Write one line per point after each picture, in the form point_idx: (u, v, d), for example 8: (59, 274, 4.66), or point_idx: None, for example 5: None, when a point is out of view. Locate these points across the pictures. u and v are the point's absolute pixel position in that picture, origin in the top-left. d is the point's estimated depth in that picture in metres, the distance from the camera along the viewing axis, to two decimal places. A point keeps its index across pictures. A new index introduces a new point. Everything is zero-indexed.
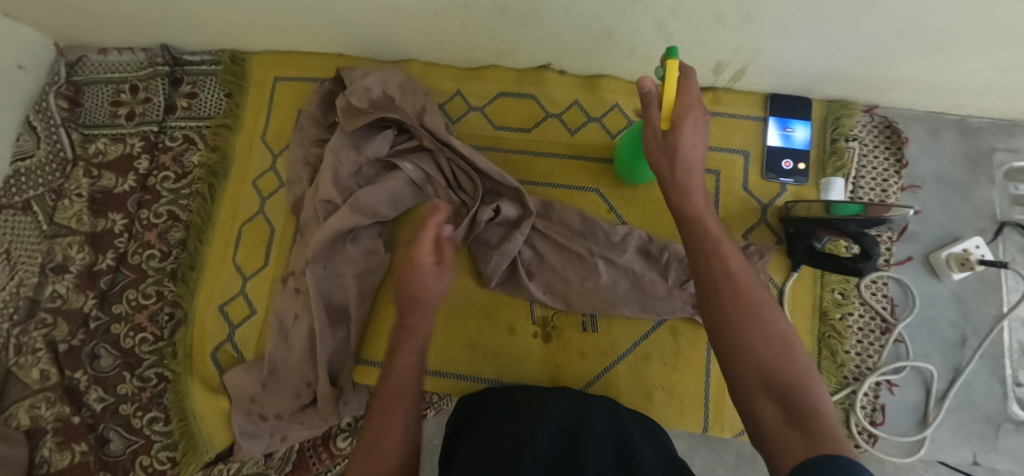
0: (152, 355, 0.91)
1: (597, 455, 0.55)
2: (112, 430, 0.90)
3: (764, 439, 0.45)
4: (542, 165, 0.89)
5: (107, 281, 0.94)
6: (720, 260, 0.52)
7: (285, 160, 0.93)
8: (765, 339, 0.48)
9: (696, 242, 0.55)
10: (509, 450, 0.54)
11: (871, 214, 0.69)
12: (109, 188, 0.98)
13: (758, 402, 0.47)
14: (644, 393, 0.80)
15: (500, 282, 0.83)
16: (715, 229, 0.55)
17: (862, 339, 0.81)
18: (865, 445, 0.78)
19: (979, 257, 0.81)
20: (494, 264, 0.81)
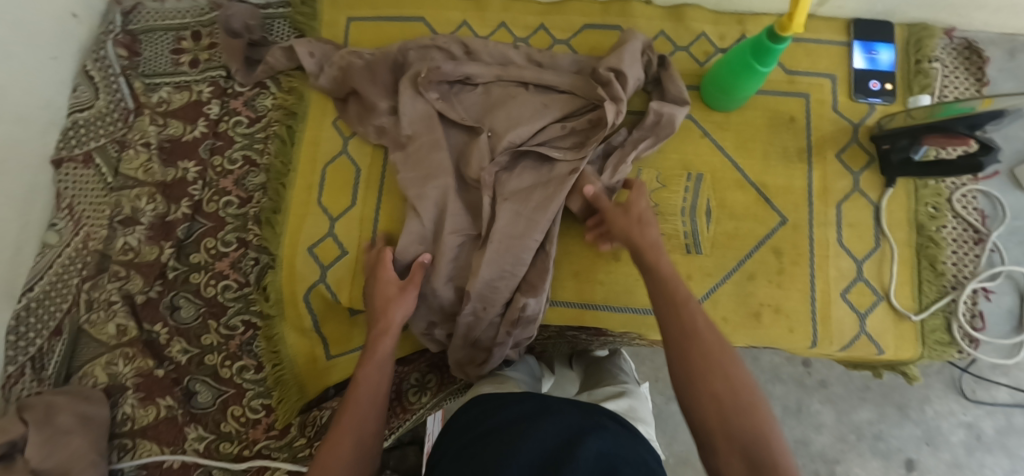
0: (237, 303, 0.88)
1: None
2: (199, 382, 0.86)
3: None
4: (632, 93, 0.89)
5: (184, 230, 0.91)
6: (690, 320, 0.58)
7: None
8: (729, 392, 0.53)
9: (659, 283, 0.64)
10: (499, 452, 0.58)
11: (977, 114, 0.70)
12: (176, 136, 0.95)
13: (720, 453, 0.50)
14: (752, 312, 0.82)
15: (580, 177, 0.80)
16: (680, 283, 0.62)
17: (957, 249, 0.83)
18: (968, 349, 0.81)
19: None
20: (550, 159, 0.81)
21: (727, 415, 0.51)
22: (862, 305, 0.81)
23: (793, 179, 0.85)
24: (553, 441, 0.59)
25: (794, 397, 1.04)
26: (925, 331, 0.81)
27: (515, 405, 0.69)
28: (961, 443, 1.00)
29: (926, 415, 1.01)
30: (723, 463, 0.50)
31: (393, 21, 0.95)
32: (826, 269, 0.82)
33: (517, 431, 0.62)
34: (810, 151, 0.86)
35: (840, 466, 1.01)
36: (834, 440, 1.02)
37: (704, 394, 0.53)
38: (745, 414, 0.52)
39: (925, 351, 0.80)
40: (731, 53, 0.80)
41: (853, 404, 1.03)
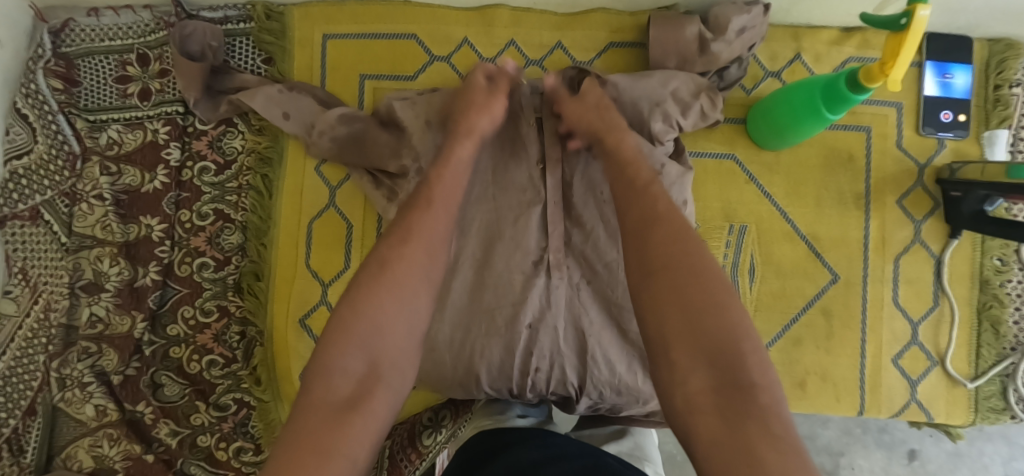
0: (226, 380, 0.79)
1: None
2: (193, 466, 0.78)
3: (684, 412, 0.42)
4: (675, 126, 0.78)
5: (156, 298, 0.80)
6: (651, 203, 0.52)
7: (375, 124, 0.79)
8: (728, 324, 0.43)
9: (637, 215, 0.52)
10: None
11: None
12: (135, 187, 0.82)
13: (685, 372, 0.43)
14: (797, 380, 0.75)
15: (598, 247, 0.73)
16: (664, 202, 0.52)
17: (1021, 305, 0.74)
18: (1022, 415, 0.74)
19: None
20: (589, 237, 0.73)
21: (694, 310, 0.44)
22: (915, 372, 0.74)
23: (846, 230, 0.76)
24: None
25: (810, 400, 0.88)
26: (978, 398, 0.74)
27: (526, 443, 0.58)
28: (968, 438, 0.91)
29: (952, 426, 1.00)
30: (687, 381, 0.42)
31: (379, 39, 0.79)
32: (879, 331, 0.75)
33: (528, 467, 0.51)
34: (868, 198, 0.76)
35: (845, 459, 0.93)
36: (840, 434, 0.91)
37: (668, 305, 0.45)
38: (706, 293, 0.45)
39: (977, 417, 0.74)
40: (794, 89, 0.67)
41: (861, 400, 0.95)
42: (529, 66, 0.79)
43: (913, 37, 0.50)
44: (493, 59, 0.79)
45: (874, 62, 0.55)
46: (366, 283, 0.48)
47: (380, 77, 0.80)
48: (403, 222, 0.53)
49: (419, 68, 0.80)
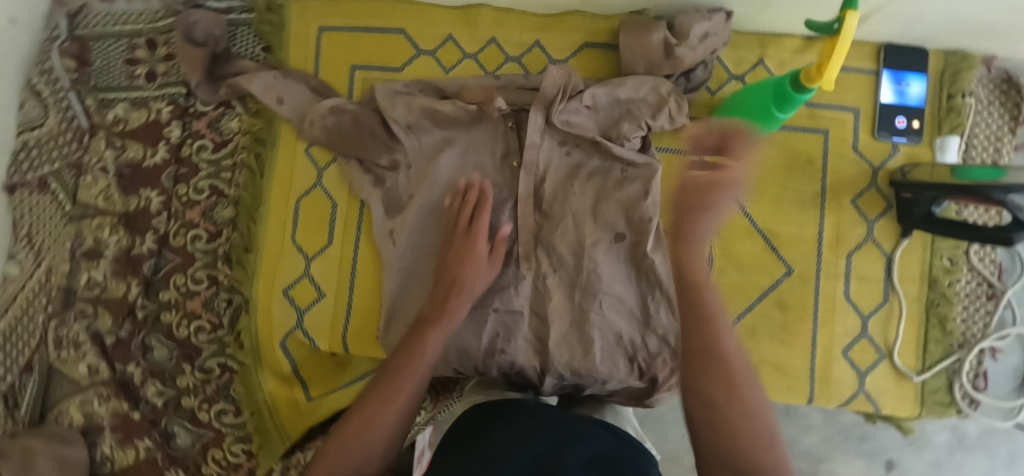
0: (212, 345, 0.84)
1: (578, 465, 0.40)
2: (177, 424, 0.84)
3: None
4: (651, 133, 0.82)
5: (150, 266, 0.85)
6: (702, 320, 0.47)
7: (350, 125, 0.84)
8: (737, 406, 0.44)
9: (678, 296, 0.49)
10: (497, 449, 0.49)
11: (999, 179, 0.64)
12: (137, 161, 0.87)
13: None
14: (751, 368, 0.78)
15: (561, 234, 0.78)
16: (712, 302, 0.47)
17: (969, 305, 0.78)
18: (968, 410, 0.77)
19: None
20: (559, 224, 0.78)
21: (721, 426, 0.44)
22: (863, 364, 0.78)
23: (804, 228, 0.79)
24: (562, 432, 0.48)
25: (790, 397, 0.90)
26: (926, 391, 0.77)
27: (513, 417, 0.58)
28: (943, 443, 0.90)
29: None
30: None
31: (370, 33, 0.85)
32: (831, 326, 0.78)
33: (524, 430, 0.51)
34: (824, 197, 0.79)
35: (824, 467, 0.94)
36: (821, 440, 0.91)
37: (699, 409, 0.45)
38: (738, 408, 0.44)
39: (923, 411, 0.77)
40: (749, 92, 0.72)
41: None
42: (508, 63, 0.84)
43: (844, 42, 0.55)
44: (475, 55, 0.84)
45: (813, 65, 0.60)
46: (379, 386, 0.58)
47: (368, 68, 0.85)
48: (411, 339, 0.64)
49: (406, 61, 0.85)
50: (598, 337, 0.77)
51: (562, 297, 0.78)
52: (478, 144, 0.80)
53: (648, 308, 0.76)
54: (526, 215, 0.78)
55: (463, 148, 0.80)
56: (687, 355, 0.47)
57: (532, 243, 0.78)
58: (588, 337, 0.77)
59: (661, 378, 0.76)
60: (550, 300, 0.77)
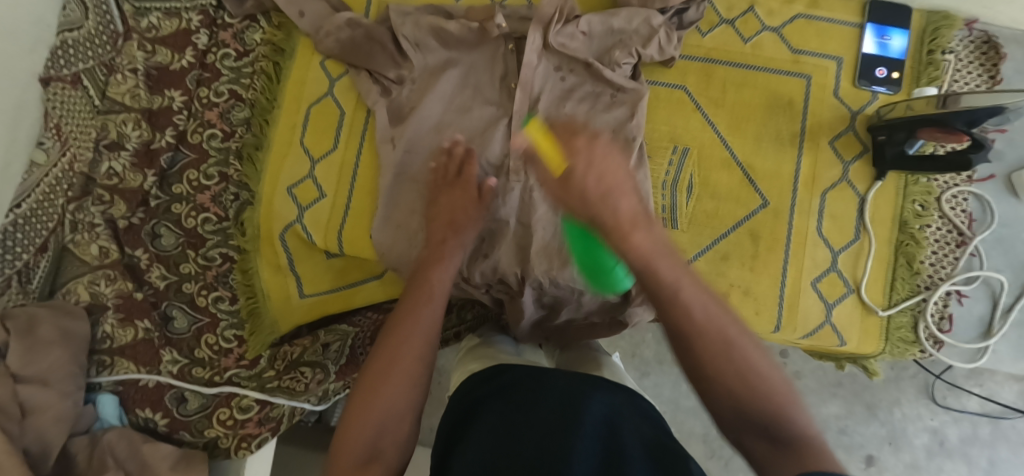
0: (216, 236, 0.89)
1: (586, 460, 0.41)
2: (176, 308, 0.89)
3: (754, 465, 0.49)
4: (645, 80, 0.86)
5: (167, 160, 0.91)
6: (685, 314, 0.55)
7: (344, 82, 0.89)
8: (739, 378, 0.52)
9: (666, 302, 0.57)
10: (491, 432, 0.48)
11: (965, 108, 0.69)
12: (164, 65, 0.94)
13: (745, 438, 0.51)
14: (721, 292, 0.81)
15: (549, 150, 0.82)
16: (702, 314, 0.56)
17: (938, 250, 0.81)
18: (932, 350, 0.80)
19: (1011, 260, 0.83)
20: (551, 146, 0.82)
21: (745, 395, 0.51)
22: (831, 297, 0.81)
23: (781, 165, 0.83)
24: (557, 407, 0.48)
25: None
26: (890, 328, 0.80)
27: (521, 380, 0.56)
28: (911, 433, 1.07)
29: (894, 416, 1.11)
30: (746, 444, 0.50)
31: None
32: (801, 258, 0.81)
33: (516, 397, 0.52)
34: (803, 136, 0.83)
35: None
36: None
37: (720, 389, 0.53)
38: (733, 362, 0.53)
39: (887, 348, 0.80)
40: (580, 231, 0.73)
41: (823, 398, 1.12)
42: None
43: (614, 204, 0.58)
44: None
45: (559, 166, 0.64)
46: (375, 368, 0.59)
47: None
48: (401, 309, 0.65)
49: None
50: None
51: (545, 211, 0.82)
52: (478, 65, 0.86)
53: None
54: (518, 133, 0.82)
55: (465, 68, 0.86)
56: (738, 399, 0.52)
57: (522, 158, 0.82)
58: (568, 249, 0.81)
59: (634, 291, 0.79)
60: (535, 210, 0.81)
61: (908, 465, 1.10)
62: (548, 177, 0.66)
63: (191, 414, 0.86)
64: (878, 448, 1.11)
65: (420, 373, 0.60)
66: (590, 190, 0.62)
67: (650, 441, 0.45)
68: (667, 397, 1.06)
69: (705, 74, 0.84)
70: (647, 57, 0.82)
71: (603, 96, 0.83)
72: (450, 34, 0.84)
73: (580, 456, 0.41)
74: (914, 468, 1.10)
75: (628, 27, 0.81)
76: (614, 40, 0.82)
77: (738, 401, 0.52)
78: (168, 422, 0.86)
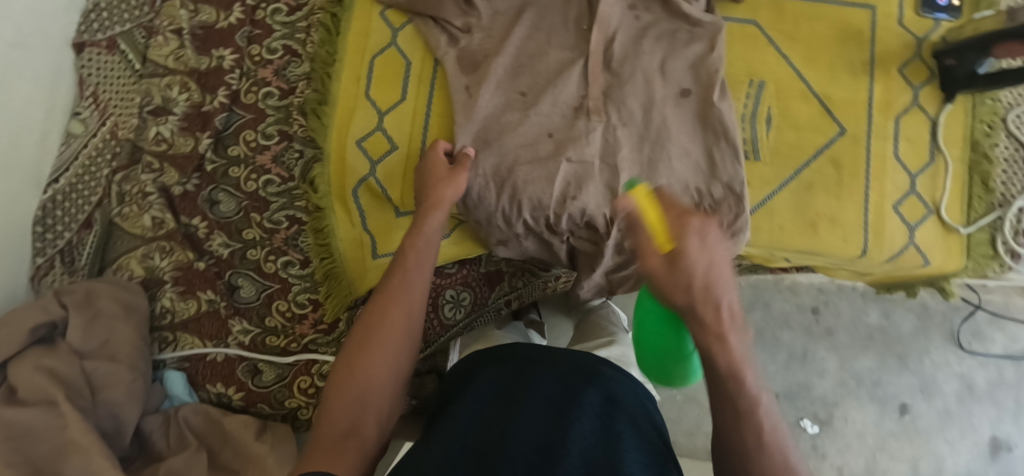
0: (280, 198, 0.85)
1: (579, 439, 0.53)
2: (241, 277, 0.84)
3: None
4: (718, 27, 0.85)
5: (222, 120, 0.86)
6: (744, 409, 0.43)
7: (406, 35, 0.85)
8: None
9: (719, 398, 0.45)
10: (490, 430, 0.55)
11: None
12: (210, 24, 0.89)
13: None
14: (808, 222, 0.82)
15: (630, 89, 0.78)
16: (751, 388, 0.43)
17: (1008, 168, 0.83)
18: (1011, 264, 0.83)
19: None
20: (632, 92, 0.79)
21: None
22: (913, 219, 0.82)
23: (856, 92, 0.84)
24: (554, 400, 0.58)
25: (800, 344, 1.14)
26: (971, 243, 0.83)
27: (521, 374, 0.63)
28: (953, 392, 1.10)
29: (924, 366, 1.12)
30: None
31: None
32: (883, 182, 0.82)
33: (514, 387, 0.61)
34: (874, 65, 0.84)
35: (839, 409, 1.11)
36: (835, 385, 1.12)
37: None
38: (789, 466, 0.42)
39: (969, 263, 0.83)
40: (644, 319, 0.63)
41: (855, 352, 1.13)
42: None
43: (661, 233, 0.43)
44: None
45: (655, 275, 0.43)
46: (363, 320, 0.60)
47: None
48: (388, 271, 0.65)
49: None
50: (666, 185, 0.78)
51: (627, 149, 0.78)
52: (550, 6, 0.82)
53: (715, 155, 0.78)
54: (597, 74, 0.79)
55: (537, 9, 0.82)
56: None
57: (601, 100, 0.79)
58: (658, 183, 0.77)
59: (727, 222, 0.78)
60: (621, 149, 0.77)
61: (940, 411, 1.10)
62: (647, 251, 0.42)
63: (269, 385, 0.81)
64: (911, 397, 1.11)
65: (411, 324, 0.60)
66: (698, 277, 0.40)
67: (637, 425, 0.57)
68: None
69: (775, 9, 0.85)
70: None
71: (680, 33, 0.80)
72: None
73: (573, 433, 0.53)
74: (947, 415, 1.10)
75: None
76: None
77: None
78: (244, 396, 0.81)
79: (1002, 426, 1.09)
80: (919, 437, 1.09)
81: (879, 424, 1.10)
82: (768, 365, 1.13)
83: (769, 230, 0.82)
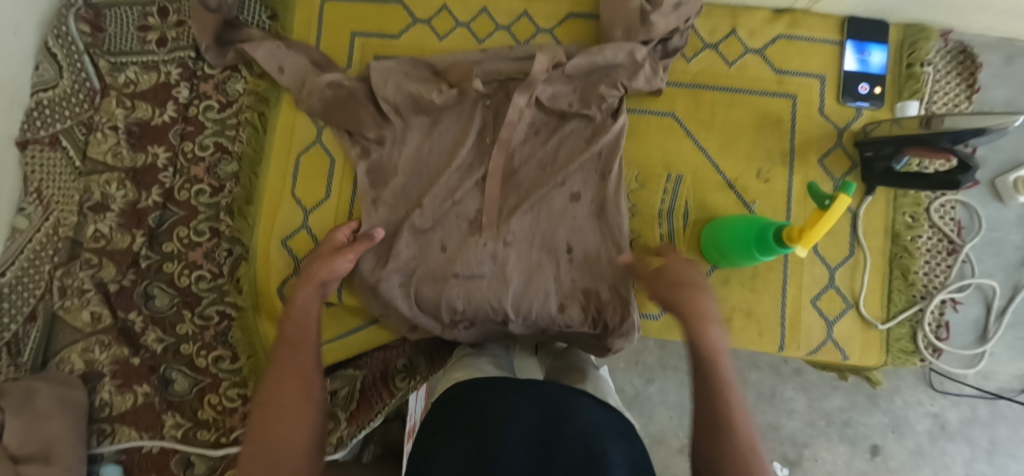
0: (211, 293, 0.89)
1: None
2: (175, 371, 0.88)
3: None
4: (635, 121, 0.85)
5: (156, 218, 0.90)
6: (716, 372, 0.57)
7: (333, 132, 0.87)
8: (744, 442, 0.53)
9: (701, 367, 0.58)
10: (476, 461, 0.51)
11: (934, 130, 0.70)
12: (145, 120, 0.92)
13: None
14: (724, 315, 0.82)
15: (545, 191, 0.81)
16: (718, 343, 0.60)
17: (930, 260, 0.83)
18: (931, 358, 0.82)
19: (956, 305, 0.83)
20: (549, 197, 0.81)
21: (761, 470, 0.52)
22: (831, 313, 0.82)
23: (772, 183, 0.84)
24: (538, 433, 0.53)
25: (768, 384, 1.02)
26: (890, 339, 0.82)
27: (503, 401, 0.58)
28: (926, 431, 1.00)
29: (896, 405, 1.01)
30: None
31: (369, 3, 0.91)
32: (799, 276, 0.82)
33: (494, 417, 0.55)
34: (793, 155, 0.84)
35: (808, 450, 1.01)
36: (804, 425, 1.02)
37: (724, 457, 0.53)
38: (732, 413, 0.55)
39: (888, 359, 0.82)
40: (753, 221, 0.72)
41: (824, 392, 1.02)
42: (499, 31, 0.89)
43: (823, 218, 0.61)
44: (467, 23, 0.90)
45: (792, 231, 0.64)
46: (264, 391, 0.61)
47: (367, 35, 0.90)
48: (283, 342, 0.68)
49: (403, 29, 0.90)
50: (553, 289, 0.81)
51: (525, 253, 0.81)
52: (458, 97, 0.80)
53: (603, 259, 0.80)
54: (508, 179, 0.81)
55: (456, 111, 0.84)
56: (722, 433, 0.54)
57: (496, 213, 0.82)
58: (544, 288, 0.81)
59: (613, 324, 0.80)
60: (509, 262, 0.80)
61: (912, 451, 1.00)
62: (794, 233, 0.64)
63: None
64: (882, 436, 1.01)
65: (311, 388, 0.63)
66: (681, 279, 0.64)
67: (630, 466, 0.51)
68: (674, 402, 1.05)
69: (692, 99, 0.85)
70: (634, 89, 0.82)
71: (596, 133, 0.82)
72: (432, 102, 0.82)
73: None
74: (919, 454, 1.01)
75: (613, 60, 0.80)
76: (597, 79, 0.82)
77: (719, 433, 0.54)
78: None
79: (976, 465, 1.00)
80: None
81: (849, 464, 1.01)
82: None
83: None
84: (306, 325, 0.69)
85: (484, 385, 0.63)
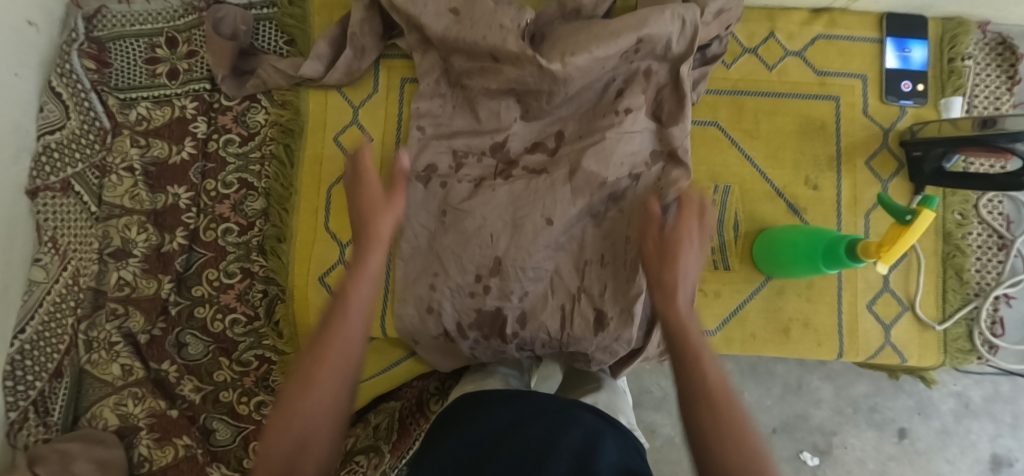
0: (248, 337, 0.86)
1: None
2: (216, 420, 0.85)
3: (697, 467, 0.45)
4: None
5: (182, 262, 0.86)
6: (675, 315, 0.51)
7: None
8: (712, 371, 0.47)
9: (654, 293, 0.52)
10: None
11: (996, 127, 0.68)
12: (162, 159, 0.88)
13: (691, 418, 0.46)
14: (780, 327, 0.81)
15: None
16: (685, 255, 0.52)
17: (982, 256, 0.82)
18: (988, 355, 0.82)
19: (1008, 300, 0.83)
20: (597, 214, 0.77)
21: (709, 395, 0.46)
22: (887, 317, 0.81)
23: (821, 189, 0.82)
24: (535, 445, 0.48)
25: (795, 375, 0.93)
26: (947, 339, 0.81)
27: (504, 421, 0.54)
28: (951, 411, 0.91)
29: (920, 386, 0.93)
30: (694, 426, 0.45)
31: None
32: (854, 281, 0.81)
33: (495, 437, 0.51)
34: (840, 159, 0.83)
35: (837, 438, 0.92)
36: (832, 413, 0.92)
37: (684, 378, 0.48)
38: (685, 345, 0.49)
39: (946, 359, 0.81)
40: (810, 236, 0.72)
41: (849, 378, 0.93)
42: None
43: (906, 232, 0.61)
44: None
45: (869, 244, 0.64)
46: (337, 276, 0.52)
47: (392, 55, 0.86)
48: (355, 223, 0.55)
49: None
50: None
51: None
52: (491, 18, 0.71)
53: None
54: None
55: None
56: (685, 354, 0.48)
57: None
58: None
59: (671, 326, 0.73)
60: None
61: (938, 432, 0.91)
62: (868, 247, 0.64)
63: None
64: (909, 418, 0.92)
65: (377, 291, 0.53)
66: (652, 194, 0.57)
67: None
68: None
69: (735, 107, 0.83)
70: None
71: None
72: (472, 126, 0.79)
73: None
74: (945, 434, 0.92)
75: None
76: None
77: (683, 359, 0.48)
78: None
79: (1002, 441, 0.91)
80: (920, 463, 0.91)
81: (878, 449, 0.92)
82: (763, 398, 0.92)
83: (742, 338, 0.81)
84: (374, 196, 0.55)
85: (485, 399, 0.59)
